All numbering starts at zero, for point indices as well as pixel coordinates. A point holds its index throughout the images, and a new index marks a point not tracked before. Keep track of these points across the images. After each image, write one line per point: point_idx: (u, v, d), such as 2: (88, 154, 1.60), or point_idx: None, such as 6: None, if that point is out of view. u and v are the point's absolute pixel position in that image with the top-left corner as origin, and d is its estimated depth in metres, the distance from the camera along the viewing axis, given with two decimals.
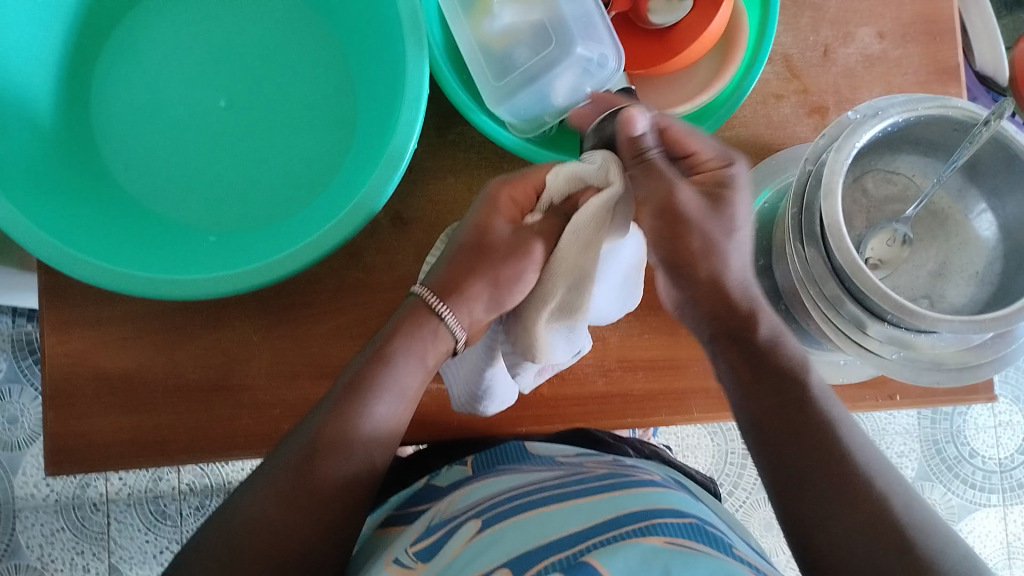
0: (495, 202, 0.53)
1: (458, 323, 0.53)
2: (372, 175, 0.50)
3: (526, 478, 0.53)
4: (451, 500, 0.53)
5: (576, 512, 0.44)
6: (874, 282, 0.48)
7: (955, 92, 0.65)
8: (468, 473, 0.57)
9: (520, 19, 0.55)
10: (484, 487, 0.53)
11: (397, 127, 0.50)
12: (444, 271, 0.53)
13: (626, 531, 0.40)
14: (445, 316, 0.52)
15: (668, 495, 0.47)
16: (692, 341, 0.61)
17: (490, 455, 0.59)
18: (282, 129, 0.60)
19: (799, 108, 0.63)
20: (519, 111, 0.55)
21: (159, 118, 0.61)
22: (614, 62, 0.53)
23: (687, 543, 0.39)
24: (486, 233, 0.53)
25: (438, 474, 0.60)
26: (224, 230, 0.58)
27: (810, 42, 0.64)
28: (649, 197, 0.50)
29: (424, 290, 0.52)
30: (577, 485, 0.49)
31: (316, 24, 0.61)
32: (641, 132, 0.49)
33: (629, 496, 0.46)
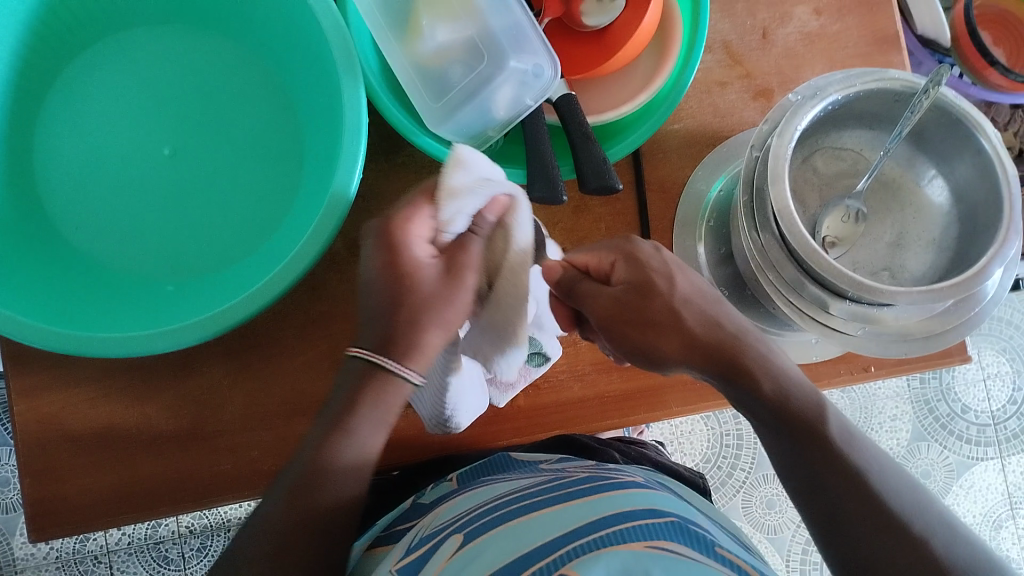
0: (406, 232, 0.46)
1: (408, 368, 0.46)
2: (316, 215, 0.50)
3: (508, 486, 0.52)
4: (437, 515, 0.52)
5: (558, 518, 0.44)
6: (831, 263, 0.48)
7: (898, 60, 0.65)
8: (453, 486, 0.56)
9: (452, 37, 0.55)
10: (467, 498, 0.53)
11: (339, 161, 0.50)
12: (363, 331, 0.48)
13: (605, 536, 0.40)
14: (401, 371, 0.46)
15: (652, 495, 0.46)
16: None
17: (477, 469, 0.58)
18: (230, 169, 0.60)
19: (744, 93, 0.64)
20: (463, 128, 0.55)
21: (106, 171, 0.60)
22: (550, 71, 0.53)
23: (667, 546, 0.38)
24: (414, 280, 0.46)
25: (423, 492, 0.59)
26: (182, 277, 0.58)
27: (748, 26, 0.64)
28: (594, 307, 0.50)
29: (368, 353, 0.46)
30: (559, 490, 0.49)
31: (252, 61, 0.61)
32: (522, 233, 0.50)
33: (610, 498, 0.45)
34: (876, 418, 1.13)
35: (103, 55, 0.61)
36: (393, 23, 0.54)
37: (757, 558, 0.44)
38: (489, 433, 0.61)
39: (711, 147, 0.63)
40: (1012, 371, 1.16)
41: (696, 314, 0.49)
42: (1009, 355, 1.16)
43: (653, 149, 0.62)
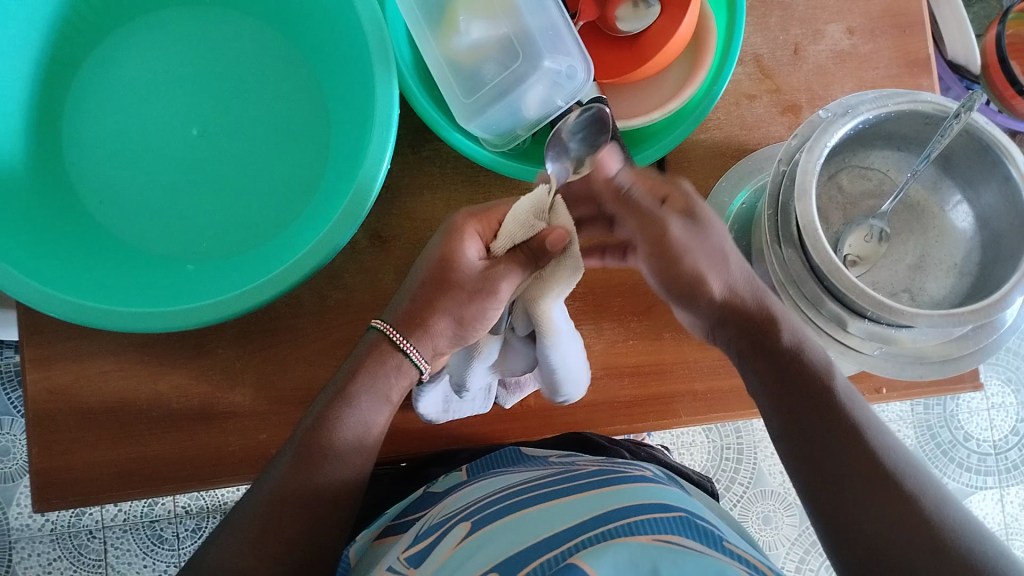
0: (463, 233, 0.51)
1: (423, 358, 0.52)
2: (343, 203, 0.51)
3: (518, 478, 0.52)
4: (446, 505, 0.53)
5: (565, 511, 0.44)
6: (852, 281, 0.48)
7: (926, 83, 0.65)
8: (464, 478, 0.57)
9: (487, 35, 0.56)
10: (478, 489, 0.53)
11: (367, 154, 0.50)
12: (410, 302, 0.51)
13: (613, 528, 0.40)
14: (409, 351, 0.51)
15: (662, 491, 0.46)
16: (677, 344, 0.62)
17: (488, 461, 0.58)
18: (256, 152, 0.60)
19: (772, 107, 0.64)
20: (493, 126, 0.55)
21: (133, 148, 0.60)
22: (583, 73, 0.54)
23: (675, 540, 0.38)
24: (453, 265, 0.50)
25: (434, 482, 0.59)
26: (203, 258, 0.58)
27: (780, 41, 0.64)
28: (642, 235, 0.49)
29: (383, 324, 0.51)
30: (570, 482, 0.49)
31: (283, 45, 0.61)
32: (614, 173, 0.49)
33: (619, 492, 0.45)
34: None
35: (137, 33, 0.62)
36: (430, 17, 0.55)
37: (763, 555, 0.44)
38: (498, 430, 0.61)
39: (737, 159, 0.63)
40: (1016, 402, 1.16)
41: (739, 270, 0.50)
42: (1014, 386, 1.16)
43: (681, 158, 0.62)
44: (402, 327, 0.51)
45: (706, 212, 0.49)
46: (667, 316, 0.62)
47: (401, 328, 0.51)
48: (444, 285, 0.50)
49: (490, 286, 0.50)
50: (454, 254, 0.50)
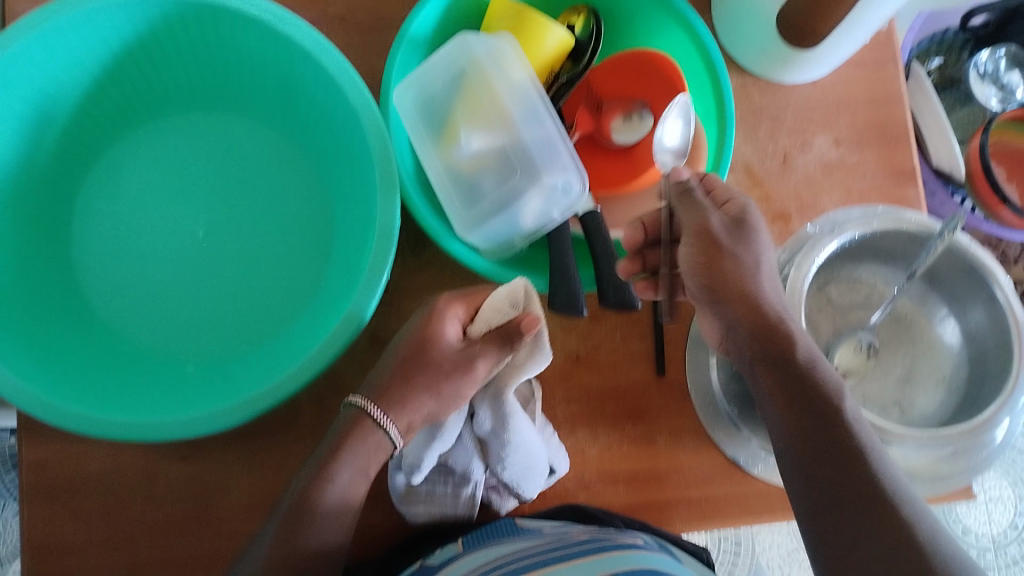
0: (445, 315, 0.55)
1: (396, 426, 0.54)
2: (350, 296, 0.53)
3: (511, 549, 0.52)
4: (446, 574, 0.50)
5: None
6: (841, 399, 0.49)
7: (913, 193, 0.66)
8: (459, 550, 0.54)
9: (487, 146, 0.57)
10: (473, 558, 0.51)
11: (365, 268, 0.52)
12: (388, 377, 0.55)
13: None
14: (387, 426, 0.53)
15: (647, 556, 0.48)
16: (671, 450, 0.62)
17: (483, 533, 0.57)
18: (259, 253, 0.61)
19: (762, 214, 0.65)
20: (490, 237, 0.56)
21: (138, 248, 0.61)
22: (579, 188, 0.55)
23: None
24: (431, 342, 0.55)
25: (430, 555, 0.56)
26: (203, 359, 0.58)
27: (769, 151, 0.66)
28: (686, 223, 0.52)
29: (362, 400, 0.54)
30: (563, 552, 0.49)
31: (289, 151, 0.63)
32: (681, 175, 0.54)
33: (605, 560, 0.47)
34: None
35: (145, 134, 0.63)
36: (432, 129, 0.57)
37: None
38: None
39: None
40: (1014, 496, 1.15)
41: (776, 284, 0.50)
42: (1011, 480, 1.15)
43: None
44: (382, 401, 0.54)
45: (759, 221, 0.52)
46: (662, 421, 0.63)
47: (380, 402, 0.54)
48: (422, 364, 0.54)
49: (468, 363, 0.54)
50: (427, 329, 0.55)
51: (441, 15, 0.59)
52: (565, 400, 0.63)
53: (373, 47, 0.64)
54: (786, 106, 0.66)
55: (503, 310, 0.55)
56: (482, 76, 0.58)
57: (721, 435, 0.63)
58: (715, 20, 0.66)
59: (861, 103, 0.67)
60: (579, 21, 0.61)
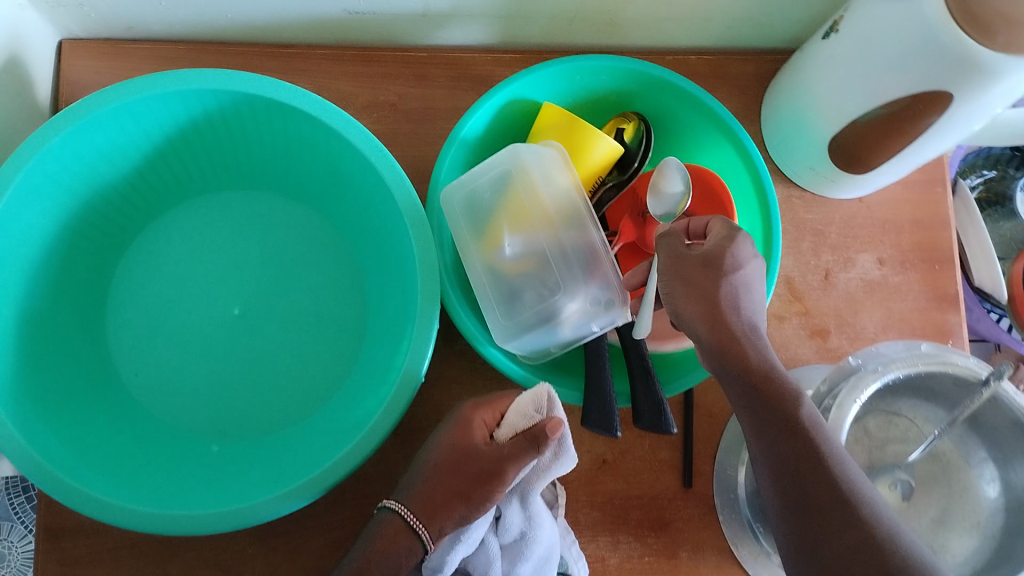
0: (469, 422, 0.55)
1: (422, 522, 0.51)
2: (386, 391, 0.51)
3: None
4: None
5: None
6: None
7: (954, 319, 0.65)
8: None
9: (530, 251, 0.57)
10: None
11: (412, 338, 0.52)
12: (420, 489, 0.52)
13: None
14: (418, 529, 0.50)
15: None
16: (692, 563, 0.61)
17: None
18: (292, 338, 0.62)
19: (800, 329, 0.64)
20: (527, 345, 0.56)
21: (172, 323, 0.62)
22: (620, 304, 0.55)
23: None
24: (460, 450, 0.53)
25: None
26: (227, 439, 0.59)
27: (811, 265, 0.65)
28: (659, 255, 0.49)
29: (396, 504, 0.52)
30: None
31: (331, 236, 0.65)
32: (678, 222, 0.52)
33: None
34: None
35: (188, 210, 0.64)
36: (476, 229, 0.57)
37: None
38: None
39: None
40: None
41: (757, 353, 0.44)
42: None
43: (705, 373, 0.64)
44: (417, 507, 0.51)
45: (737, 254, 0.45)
46: (684, 534, 0.62)
47: (417, 509, 0.51)
48: (455, 469, 0.53)
49: (499, 468, 0.52)
50: (461, 440, 0.54)
51: (492, 118, 0.59)
52: (588, 505, 0.62)
53: (421, 136, 0.65)
54: (831, 222, 0.66)
55: (531, 414, 0.53)
56: (529, 183, 0.57)
57: (744, 552, 0.62)
58: (762, 134, 0.67)
59: (908, 224, 0.67)
60: (629, 129, 0.61)
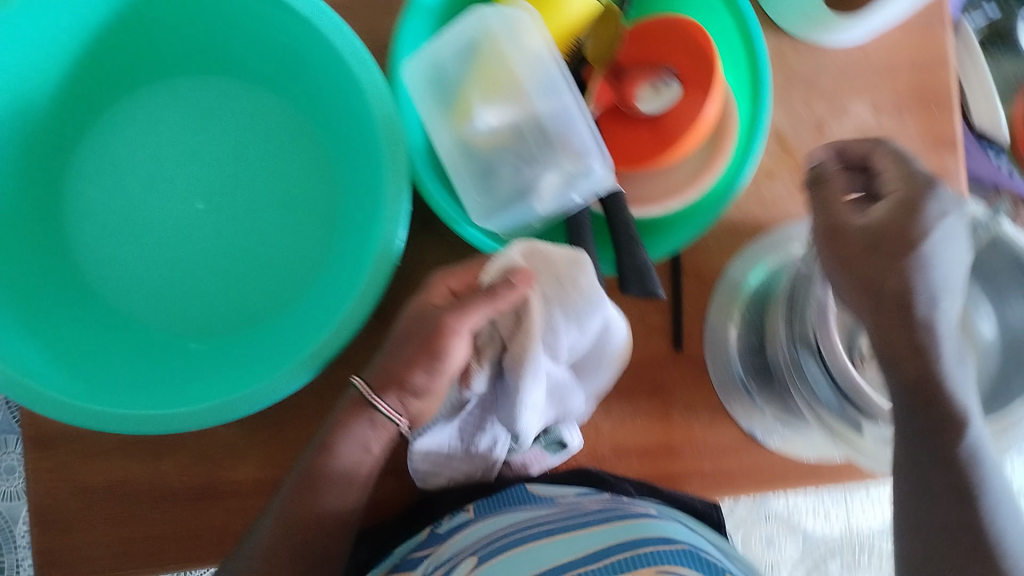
0: (431, 287, 0.52)
1: (394, 411, 0.53)
2: (362, 273, 0.50)
3: (525, 517, 0.55)
4: (452, 545, 0.55)
5: (562, 547, 0.49)
6: (862, 386, 0.49)
7: (953, 161, 0.63)
8: (470, 518, 0.58)
9: (501, 121, 0.54)
10: (487, 526, 0.55)
11: (382, 225, 0.50)
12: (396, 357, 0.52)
13: (620, 560, 0.45)
14: (378, 405, 0.53)
15: (663, 525, 0.51)
16: (684, 422, 0.62)
17: (494, 501, 0.60)
18: (263, 228, 0.60)
19: (791, 185, 0.63)
20: (509, 221, 0.53)
21: (140, 221, 0.61)
22: (601, 170, 0.52)
23: (677, 570, 0.44)
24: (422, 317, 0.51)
25: (440, 521, 0.60)
26: (204, 335, 0.58)
27: (802, 118, 0.63)
28: (822, 222, 0.46)
29: (362, 385, 0.53)
30: (575, 520, 0.52)
31: (294, 119, 0.61)
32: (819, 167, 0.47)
33: (631, 525, 0.50)
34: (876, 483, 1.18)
35: (140, 104, 0.62)
36: (441, 102, 0.53)
37: None
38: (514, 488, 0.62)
39: (751, 238, 0.63)
40: None
41: (926, 301, 0.43)
42: None
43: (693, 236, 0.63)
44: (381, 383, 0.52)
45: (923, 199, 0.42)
46: (676, 396, 0.62)
47: (378, 388, 0.52)
48: (412, 341, 0.51)
49: (446, 330, 0.49)
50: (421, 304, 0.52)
51: None
52: None
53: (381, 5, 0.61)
54: (822, 70, 0.63)
55: (505, 258, 0.50)
56: (496, 50, 0.54)
57: (737, 407, 0.62)
58: None
59: (906, 66, 0.64)
60: None
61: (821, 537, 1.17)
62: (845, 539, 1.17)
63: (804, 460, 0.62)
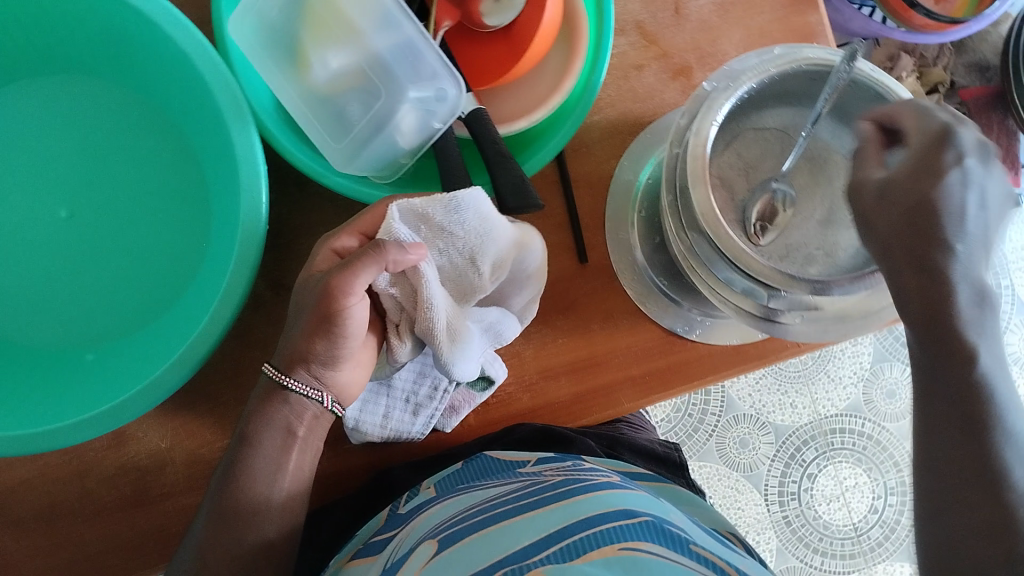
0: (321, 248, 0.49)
1: (310, 387, 0.51)
2: (231, 252, 0.48)
3: (486, 495, 0.52)
4: (415, 528, 0.52)
5: (528, 526, 0.46)
6: (743, 250, 0.47)
7: (815, 19, 0.63)
8: (432, 495, 0.56)
9: (345, 62, 0.52)
10: (445, 509, 0.53)
11: (242, 198, 0.48)
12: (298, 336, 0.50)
13: (583, 538, 0.43)
14: (291, 385, 0.51)
15: (623, 495, 0.48)
16: (606, 332, 0.61)
17: (457, 475, 0.58)
18: (137, 219, 0.60)
19: (662, 73, 0.62)
20: (373, 160, 0.53)
21: (10, 240, 0.60)
22: (454, 92, 0.50)
23: (641, 546, 0.41)
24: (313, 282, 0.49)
25: (400, 501, 0.58)
26: (100, 342, 0.57)
27: (659, 3, 0.62)
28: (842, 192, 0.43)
29: (275, 371, 0.51)
30: (536, 498, 0.50)
31: (141, 104, 0.60)
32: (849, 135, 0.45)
33: (584, 502, 0.47)
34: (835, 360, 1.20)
35: None
36: (279, 53, 0.51)
37: (724, 550, 0.47)
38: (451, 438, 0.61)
39: (634, 135, 0.62)
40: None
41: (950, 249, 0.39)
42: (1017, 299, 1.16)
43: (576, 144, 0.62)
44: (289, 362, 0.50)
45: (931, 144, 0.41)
46: (592, 307, 0.61)
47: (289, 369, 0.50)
48: (305, 313, 0.49)
49: (335, 293, 0.46)
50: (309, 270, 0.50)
51: None
52: None
53: None
54: None
55: (398, 226, 0.47)
56: None
57: (655, 308, 0.62)
58: None
59: None
60: None
61: (792, 429, 1.18)
62: (815, 426, 1.18)
63: (727, 346, 0.62)
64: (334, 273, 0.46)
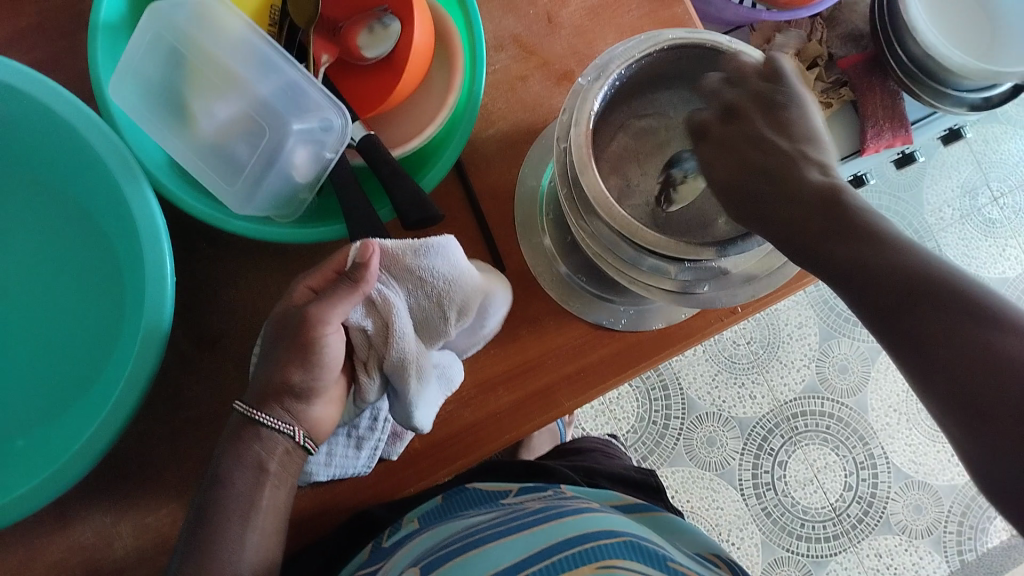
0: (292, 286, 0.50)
1: (284, 422, 0.51)
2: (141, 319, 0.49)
3: (467, 521, 0.51)
4: (398, 557, 0.51)
5: (512, 543, 0.45)
6: (632, 222, 0.48)
7: (681, 9, 0.66)
8: (416, 527, 0.55)
9: (230, 109, 0.54)
10: (427, 539, 0.51)
11: (149, 279, 0.49)
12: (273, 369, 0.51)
13: (566, 558, 0.42)
14: (267, 421, 0.50)
15: (603, 518, 0.48)
16: (536, 336, 0.62)
17: (441, 508, 0.57)
18: (50, 300, 0.60)
19: (546, 81, 0.64)
20: (272, 198, 0.54)
21: None
22: (337, 120, 0.52)
23: (620, 564, 0.42)
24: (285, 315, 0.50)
25: (382, 536, 0.56)
26: (30, 429, 0.56)
27: (531, 15, 0.65)
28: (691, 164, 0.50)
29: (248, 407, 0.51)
30: (518, 519, 0.49)
31: (37, 186, 0.61)
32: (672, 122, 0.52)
33: (567, 523, 0.47)
34: (782, 347, 1.22)
35: None
36: (163, 109, 0.52)
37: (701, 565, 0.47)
38: (398, 481, 0.60)
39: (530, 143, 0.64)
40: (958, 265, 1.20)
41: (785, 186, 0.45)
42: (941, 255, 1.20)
43: (476, 160, 0.63)
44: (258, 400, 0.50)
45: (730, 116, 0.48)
46: (519, 313, 0.62)
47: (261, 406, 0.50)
48: (283, 343, 0.49)
49: (313, 323, 0.48)
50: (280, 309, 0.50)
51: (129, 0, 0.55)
52: None
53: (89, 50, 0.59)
54: None
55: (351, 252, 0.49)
56: (196, 40, 0.53)
57: (578, 306, 0.63)
58: None
59: None
60: None
61: (755, 420, 1.19)
62: (776, 414, 1.19)
63: (653, 330, 0.63)
64: (312, 305, 0.48)
